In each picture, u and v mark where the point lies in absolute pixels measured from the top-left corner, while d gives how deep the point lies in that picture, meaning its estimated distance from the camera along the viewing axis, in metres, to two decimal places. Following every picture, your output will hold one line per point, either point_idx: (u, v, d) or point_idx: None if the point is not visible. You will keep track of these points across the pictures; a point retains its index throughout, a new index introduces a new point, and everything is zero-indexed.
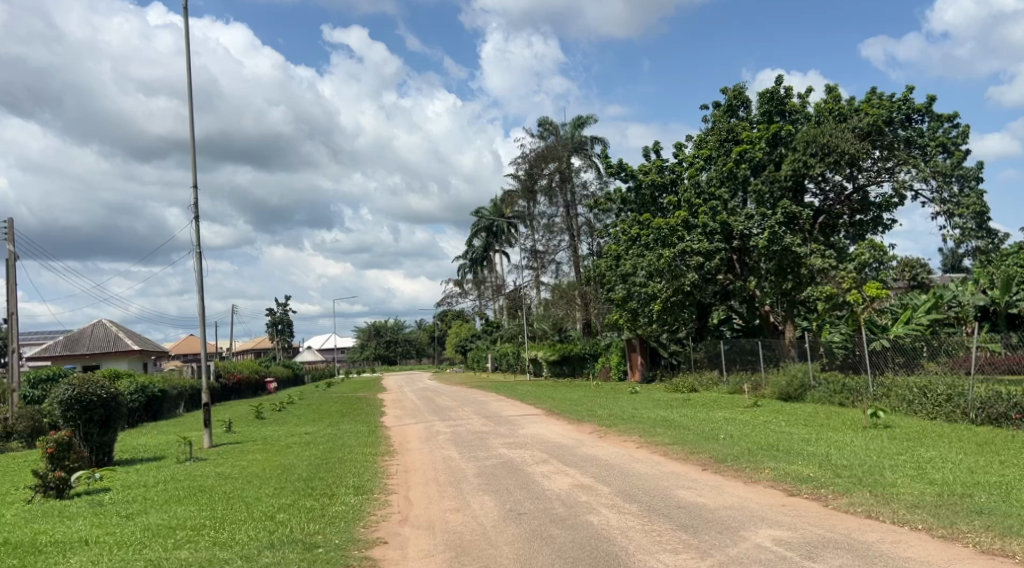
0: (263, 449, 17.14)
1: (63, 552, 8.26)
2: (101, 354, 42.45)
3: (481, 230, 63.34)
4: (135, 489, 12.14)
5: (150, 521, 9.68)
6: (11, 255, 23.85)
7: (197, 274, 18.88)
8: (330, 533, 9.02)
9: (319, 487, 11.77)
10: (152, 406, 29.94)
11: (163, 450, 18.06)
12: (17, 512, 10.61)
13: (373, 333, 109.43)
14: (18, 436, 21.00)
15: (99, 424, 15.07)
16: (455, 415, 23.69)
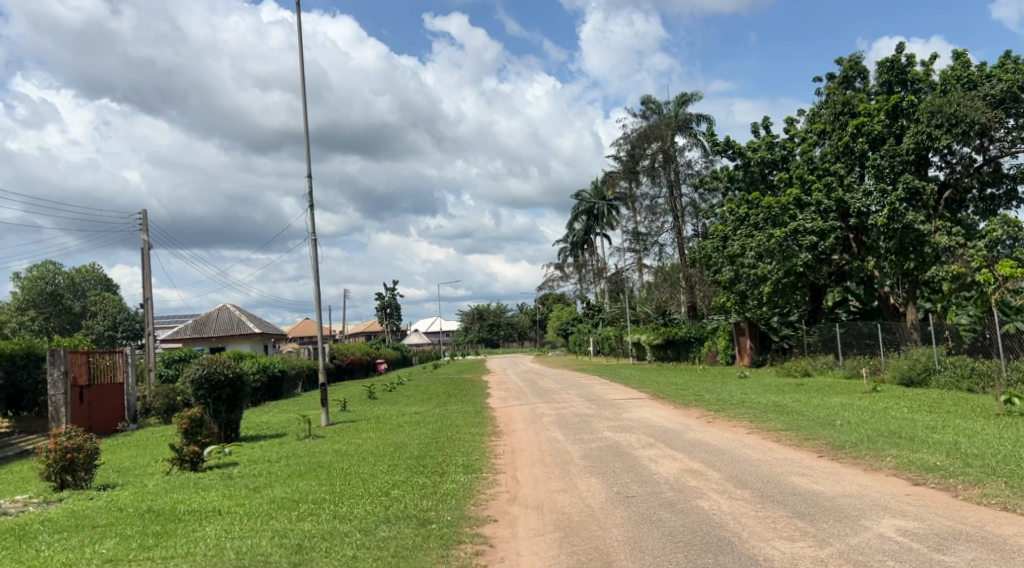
0: (376, 428, 17.73)
1: (200, 520, 8.82)
2: (226, 336, 44.89)
3: (582, 213, 63.15)
4: (260, 464, 12.84)
5: (275, 494, 10.20)
6: (145, 244, 25.48)
7: (312, 260, 19.65)
8: (442, 510, 9.25)
9: (431, 465, 12.09)
10: (272, 385, 31.46)
11: (284, 427, 18.97)
12: (158, 483, 11.38)
13: (476, 317, 111.49)
14: (156, 412, 22.52)
15: (227, 403, 15.96)
16: (560, 397, 23.81)
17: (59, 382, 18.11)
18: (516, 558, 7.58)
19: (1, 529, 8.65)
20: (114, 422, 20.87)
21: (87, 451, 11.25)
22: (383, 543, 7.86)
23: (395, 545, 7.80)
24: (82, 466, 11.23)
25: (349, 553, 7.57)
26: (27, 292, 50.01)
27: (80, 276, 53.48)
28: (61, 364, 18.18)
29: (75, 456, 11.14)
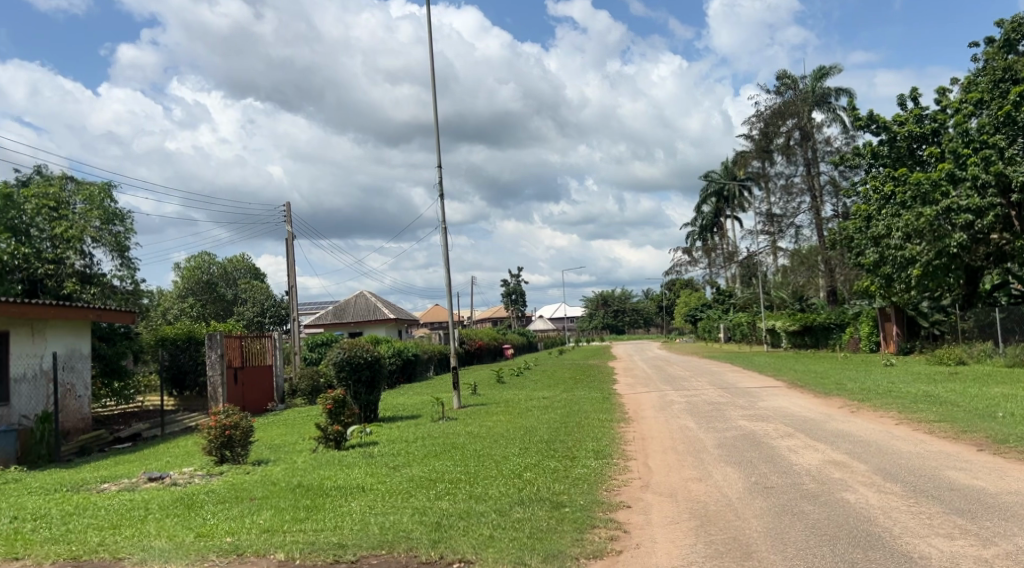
0: (506, 412, 17.96)
1: (346, 496, 9.25)
2: (363, 322, 46.77)
3: (712, 195, 61.76)
4: (398, 444, 13.31)
5: (414, 473, 10.56)
6: (289, 234, 26.85)
7: (443, 248, 20.10)
8: (574, 494, 9.29)
9: (562, 449, 12.15)
10: (406, 368, 32.49)
11: (419, 409, 19.57)
12: (306, 459, 12.03)
13: (602, 303, 111.34)
14: (301, 393, 23.77)
15: (366, 385, 16.60)
16: (691, 384, 23.40)
17: (217, 364, 19.41)
18: (651, 545, 7.51)
19: (172, 498, 9.40)
20: (264, 402, 22.21)
21: (244, 428, 12.01)
22: (519, 524, 7.98)
23: (530, 527, 7.89)
24: (239, 443, 12.01)
25: (486, 533, 7.72)
26: (185, 281, 53.95)
27: (231, 266, 57.16)
28: (218, 348, 19.46)
29: (233, 433, 11.93)
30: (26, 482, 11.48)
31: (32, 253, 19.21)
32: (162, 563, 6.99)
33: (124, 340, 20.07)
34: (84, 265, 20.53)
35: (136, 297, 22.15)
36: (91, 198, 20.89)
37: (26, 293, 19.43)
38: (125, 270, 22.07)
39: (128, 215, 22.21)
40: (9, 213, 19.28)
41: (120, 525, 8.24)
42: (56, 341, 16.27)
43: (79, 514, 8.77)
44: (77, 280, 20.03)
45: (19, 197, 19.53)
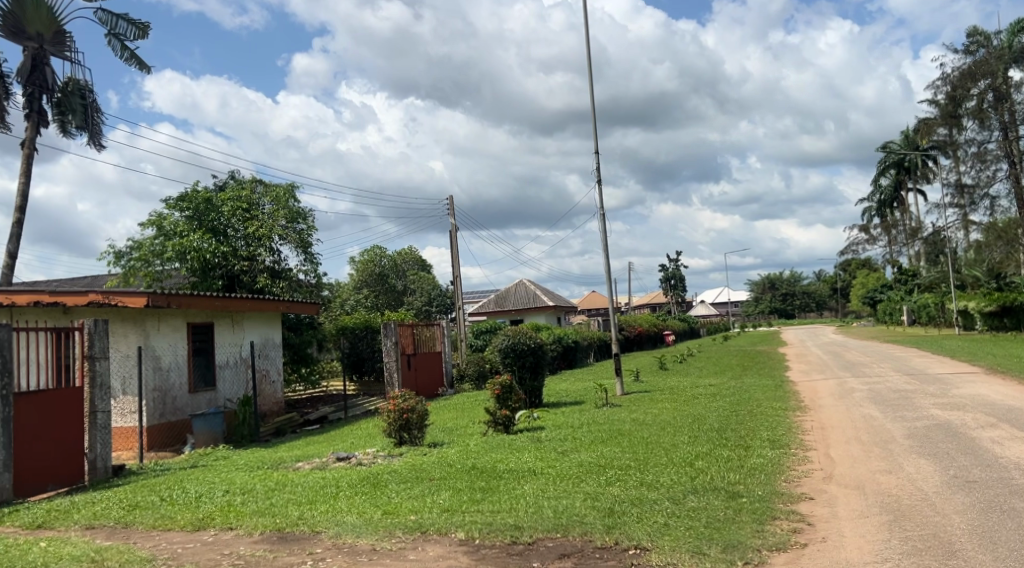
0: (673, 399, 17.69)
1: (518, 479, 9.43)
2: (524, 309, 47.50)
3: (891, 167, 57.80)
4: (565, 429, 13.40)
5: (583, 458, 10.59)
6: (452, 226, 27.67)
7: (602, 234, 19.99)
8: (751, 484, 8.98)
9: (734, 438, 11.78)
10: (568, 355, 32.72)
11: (583, 395, 19.63)
12: (478, 443, 12.37)
13: (769, 287, 107.19)
14: (469, 379, 24.55)
15: (531, 370, 16.83)
16: (873, 371, 22.05)
17: (392, 351, 20.41)
18: (839, 539, 7.13)
19: (359, 477, 9.96)
20: (435, 387, 23.14)
21: (420, 411, 12.52)
22: (695, 513, 7.81)
23: (707, 516, 7.71)
24: (416, 425, 12.53)
25: (662, 521, 7.61)
26: (359, 274, 56.85)
27: (400, 258, 59.56)
28: (392, 335, 20.42)
29: (410, 416, 12.46)
30: (232, 459, 12.54)
31: (229, 252, 20.94)
32: (354, 538, 7.41)
33: (309, 329, 21.48)
34: (273, 261, 22.09)
35: (318, 289, 23.61)
36: (278, 199, 22.41)
37: (225, 288, 21.24)
38: (308, 265, 23.56)
39: (310, 213, 23.65)
40: (209, 215, 21.16)
41: (316, 501, 8.82)
42: (252, 332, 17.64)
43: (279, 489, 9.48)
44: (267, 274, 21.63)
45: (216, 201, 21.36)
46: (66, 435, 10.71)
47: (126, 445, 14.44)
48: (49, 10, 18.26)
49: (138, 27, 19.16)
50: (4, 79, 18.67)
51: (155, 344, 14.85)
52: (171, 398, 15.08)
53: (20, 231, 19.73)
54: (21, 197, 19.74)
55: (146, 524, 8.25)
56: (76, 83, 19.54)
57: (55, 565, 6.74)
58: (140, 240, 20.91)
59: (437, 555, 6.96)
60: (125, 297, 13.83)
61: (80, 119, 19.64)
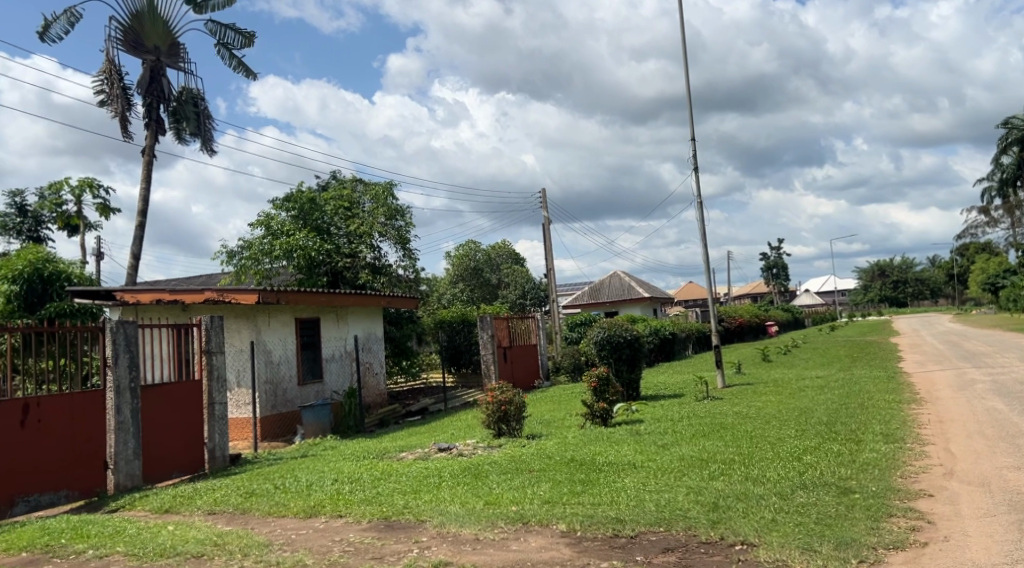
0: (777, 392, 17.20)
1: (618, 472, 9.37)
2: (620, 301, 47.09)
3: (1012, 144, 54.33)
4: (664, 422, 13.23)
5: (684, 452, 10.42)
6: (546, 219, 27.70)
7: (700, 224, 19.60)
8: (864, 479, 8.64)
9: (844, 432, 11.35)
10: (666, 347, 32.28)
11: (682, 388, 19.34)
12: (576, 435, 12.35)
13: (878, 274, 102.67)
14: (565, 371, 24.57)
15: (628, 362, 16.69)
16: (995, 361, 20.79)
17: (489, 344, 20.64)
18: (963, 538, 6.78)
19: (461, 467, 10.11)
20: (532, 379, 23.27)
21: (518, 403, 12.63)
22: (805, 509, 7.58)
23: (818, 513, 7.45)
24: (514, 417, 12.63)
25: (769, 516, 7.41)
26: (455, 268, 57.60)
27: (494, 252, 59.98)
28: (489, 329, 20.66)
29: (508, 408, 12.58)
30: (339, 450, 12.95)
31: (332, 249, 21.62)
32: (458, 527, 7.54)
33: (409, 323, 21.96)
34: (374, 257, 22.68)
35: (417, 284, 24.10)
36: (377, 197, 23.10)
37: (330, 284, 21.87)
38: (407, 261, 24.07)
39: (407, 210, 24.13)
40: (313, 215, 21.93)
41: (420, 490, 9.01)
42: (355, 326, 18.16)
43: (385, 478, 9.75)
44: (369, 270, 22.21)
45: (320, 200, 22.09)
46: (188, 426, 11.29)
47: (241, 435, 15.14)
48: (165, 23, 19.39)
49: (246, 35, 20.00)
50: (125, 91, 19.83)
51: (266, 338, 15.48)
52: (282, 390, 15.71)
53: (142, 234, 20.93)
54: (143, 202, 20.95)
55: (262, 511, 8.63)
56: (189, 92, 20.54)
57: (182, 547, 7.14)
58: (250, 239, 21.83)
59: (540, 546, 6.99)
60: (238, 294, 14.47)
61: (193, 126, 20.60)
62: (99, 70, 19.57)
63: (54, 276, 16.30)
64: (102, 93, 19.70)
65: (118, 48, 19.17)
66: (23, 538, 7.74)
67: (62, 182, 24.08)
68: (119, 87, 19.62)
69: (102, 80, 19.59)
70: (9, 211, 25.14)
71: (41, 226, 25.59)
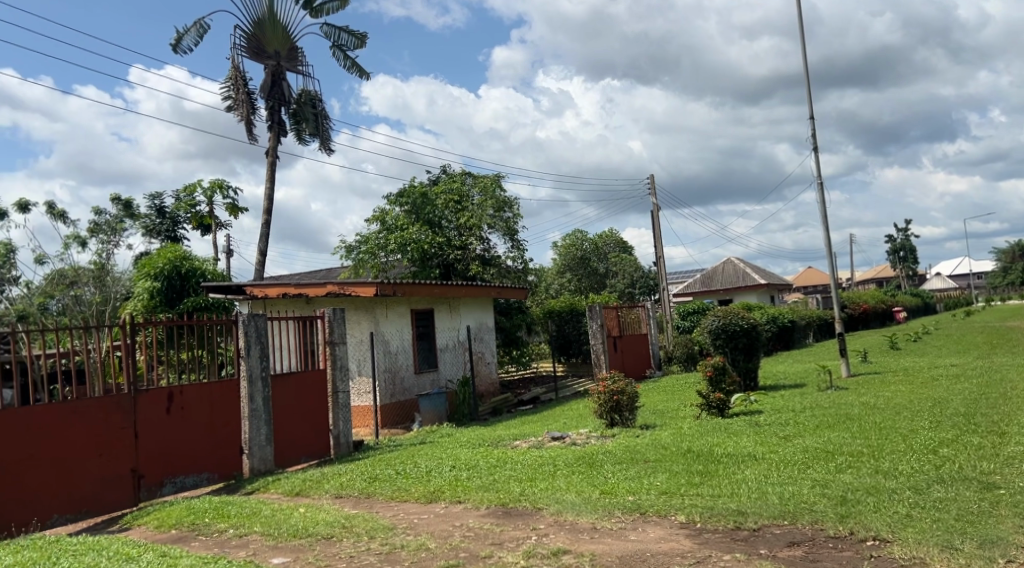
0: (907, 381, 16.33)
1: (738, 463, 9.16)
2: (734, 288, 45.86)
3: None
4: (785, 413, 12.81)
5: (808, 444, 10.06)
6: (655, 206, 27.28)
7: (820, 206, 18.82)
8: (1009, 474, 8.10)
9: (984, 424, 10.67)
10: (784, 335, 31.21)
11: (804, 377, 18.68)
12: (693, 426, 12.13)
13: (1019, 255, 95.72)
14: (678, 361, 24.16)
15: (744, 352, 16.23)
16: None
17: (598, 333, 20.56)
18: None
19: (576, 456, 10.13)
20: (643, 368, 23.04)
21: (630, 393, 12.53)
22: (943, 505, 7.19)
23: (958, 509, 7.06)
24: (627, 407, 12.54)
25: (903, 511, 7.07)
26: (563, 258, 57.63)
27: (602, 240, 59.53)
28: (598, 318, 20.58)
29: (620, 397, 12.50)
30: (455, 437, 13.21)
31: (444, 242, 22.04)
32: (575, 516, 7.57)
33: (519, 313, 22.13)
34: (484, 249, 22.98)
35: (526, 275, 24.25)
36: (486, 189, 23.24)
37: (442, 276, 22.34)
38: (516, 251, 24.24)
39: (516, 201, 24.26)
40: (425, 209, 22.42)
41: (535, 478, 9.10)
42: (468, 317, 18.48)
43: (501, 466, 9.89)
44: (479, 262, 22.53)
45: (431, 194, 22.56)
46: (314, 413, 11.81)
47: (363, 422, 15.68)
48: (284, 28, 20.23)
49: (358, 36, 20.62)
50: (250, 95, 20.83)
51: (384, 329, 15.97)
52: (400, 379, 16.18)
53: (267, 231, 21.98)
54: (267, 201, 21.99)
55: (385, 495, 8.92)
56: (308, 94, 21.35)
57: (313, 529, 7.48)
58: (366, 234, 22.53)
59: (659, 537, 6.93)
60: (358, 287, 14.98)
61: (312, 127, 21.37)
62: (226, 77, 20.64)
63: (191, 273, 17.34)
64: (229, 99, 20.77)
65: (242, 55, 20.14)
66: (171, 516, 8.32)
67: (195, 185, 25.56)
68: (243, 91, 20.63)
69: (229, 87, 20.66)
70: (149, 213, 26.88)
71: (178, 226, 27.27)
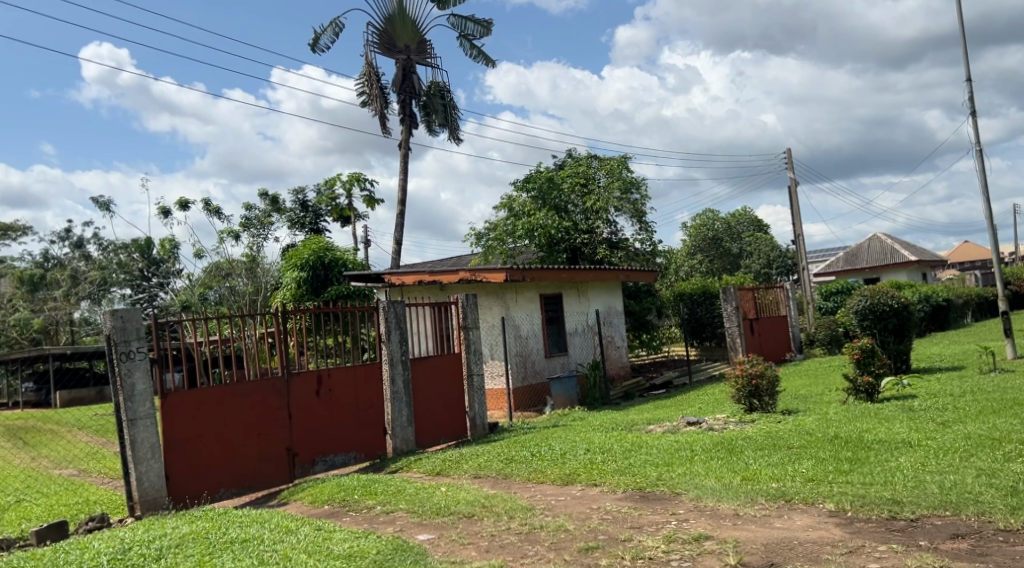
0: None
1: (891, 450, 8.67)
2: (880, 267, 43.36)
3: None
4: (942, 398, 12.01)
5: (970, 430, 9.38)
6: (793, 182, 26.15)
7: (980, 175, 17.47)
8: None
9: None
10: (938, 315, 29.25)
11: (962, 360, 17.45)
12: (838, 411, 11.59)
13: None
14: (820, 343, 23.13)
15: (895, 333, 15.30)
16: None
17: (733, 316, 19.99)
18: None
19: (714, 442, 9.90)
20: (782, 352, 22.22)
21: (770, 377, 12.10)
22: None
23: None
24: (766, 392, 12.13)
25: None
26: (693, 239, 56.46)
27: (735, 220, 57.72)
28: (733, 300, 20.01)
29: (760, 382, 12.11)
30: (588, 421, 13.22)
31: (572, 226, 22.04)
32: (716, 502, 7.40)
33: (649, 297, 21.81)
34: (612, 233, 22.77)
35: (655, 257, 23.83)
36: (612, 171, 22.98)
37: (570, 260, 22.35)
38: (644, 234, 23.89)
39: (644, 182, 23.86)
40: (552, 194, 22.47)
41: (673, 463, 8.96)
42: (597, 300, 18.42)
43: (637, 450, 9.80)
44: (606, 246, 22.37)
45: (558, 179, 22.57)
46: (451, 397, 12.13)
47: (497, 405, 15.94)
48: (413, 22, 20.70)
49: (484, 23, 20.85)
50: (383, 90, 21.49)
51: (515, 314, 16.17)
52: (531, 362, 16.35)
53: (402, 221, 22.67)
54: (401, 191, 22.66)
55: (522, 476, 9.05)
56: (436, 86, 21.80)
57: (454, 508, 7.69)
58: (495, 221, 22.85)
59: (807, 525, 6.67)
60: (488, 273, 15.20)
61: (441, 118, 21.82)
62: (359, 73, 21.39)
63: (334, 263, 18.13)
64: (364, 95, 21.51)
65: (375, 51, 20.79)
66: (324, 493, 8.77)
67: (335, 178, 26.69)
68: (377, 86, 21.31)
69: (363, 83, 21.39)
70: (294, 207, 28.31)
71: (319, 218, 28.57)
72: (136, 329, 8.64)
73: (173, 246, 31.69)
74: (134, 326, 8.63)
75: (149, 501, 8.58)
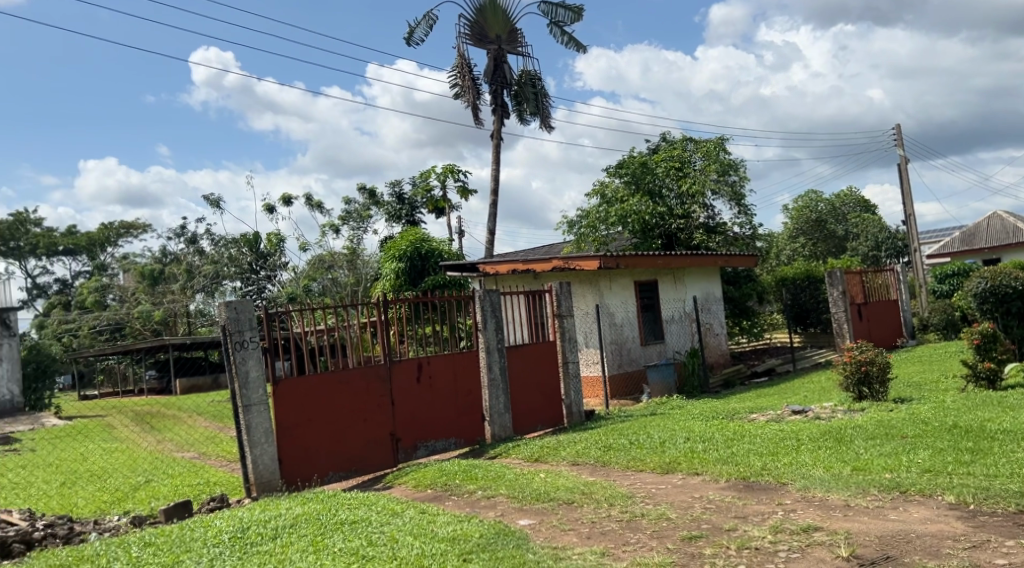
0: None
1: (1017, 441, 8.16)
2: (1001, 246, 40.86)
3: None
4: None
5: None
6: (903, 159, 24.90)
7: None
8: None
9: None
10: None
11: None
12: (956, 400, 11.00)
13: None
14: (934, 329, 22.01)
15: (1019, 317, 14.41)
16: None
17: (840, 300, 19.27)
18: None
19: (821, 431, 9.56)
20: (893, 337, 21.28)
21: (881, 364, 11.58)
22: None
23: None
24: (877, 379, 11.63)
25: None
26: (795, 222, 54.75)
27: (840, 202, 55.58)
28: (839, 284, 19.27)
29: (869, 368, 11.61)
30: (688, 409, 13.01)
31: (667, 211, 21.68)
32: (825, 492, 7.16)
33: (748, 282, 21.25)
34: (708, 217, 22.27)
35: (755, 241, 23.19)
36: (709, 154, 22.46)
37: (666, 246, 22.02)
38: (743, 217, 23.26)
39: (742, 164, 23.23)
40: (646, 178, 22.14)
41: (778, 453, 8.71)
42: (694, 287, 18.08)
43: (739, 439, 9.57)
44: (703, 231, 21.90)
45: (651, 163, 22.23)
46: (547, 384, 12.15)
47: (593, 393, 15.88)
48: (504, 11, 20.72)
49: (574, 10, 20.72)
50: (475, 81, 21.65)
51: (609, 301, 16.07)
52: (627, 350, 16.21)
53: (495, 211, 22.84)
54: (495, 181, 22.81)
55: (621, 464, 9.00)
56: (528, 74, 21.82)
57: (554, 494, 7.71)
58: (588, 208, 22.70)
59: (924, 518, 6.38)
60: (582, 261, 15.13)
61: (533, 107, 21.79)
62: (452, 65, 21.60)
63: (430, 253, 18.45)
64: (456, 87, 21.71)
65: (467, 43, 20.96)
66: (426, 477, 8.96)
67: (429, 170, 27.13)
68: (469, 78, 21.49)
69: (456, 75, 21.58)
70: (391, 200, 28.95)
71: (415, 210, 29.05)
72: (249, 319, 9.02)
73: (279, 240, 33.00)
74: (247, 317, 9.01)
75: (264, 483, 8.97)
